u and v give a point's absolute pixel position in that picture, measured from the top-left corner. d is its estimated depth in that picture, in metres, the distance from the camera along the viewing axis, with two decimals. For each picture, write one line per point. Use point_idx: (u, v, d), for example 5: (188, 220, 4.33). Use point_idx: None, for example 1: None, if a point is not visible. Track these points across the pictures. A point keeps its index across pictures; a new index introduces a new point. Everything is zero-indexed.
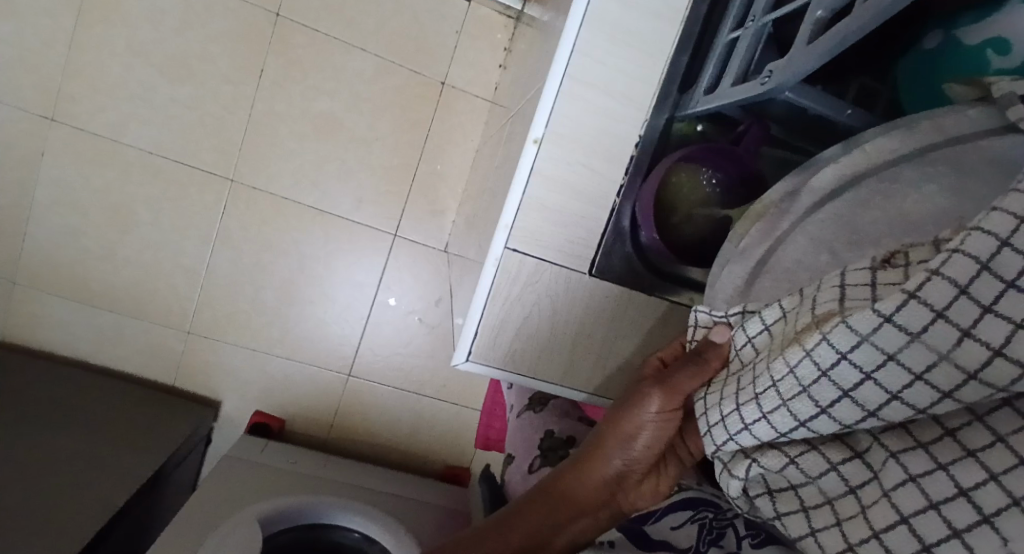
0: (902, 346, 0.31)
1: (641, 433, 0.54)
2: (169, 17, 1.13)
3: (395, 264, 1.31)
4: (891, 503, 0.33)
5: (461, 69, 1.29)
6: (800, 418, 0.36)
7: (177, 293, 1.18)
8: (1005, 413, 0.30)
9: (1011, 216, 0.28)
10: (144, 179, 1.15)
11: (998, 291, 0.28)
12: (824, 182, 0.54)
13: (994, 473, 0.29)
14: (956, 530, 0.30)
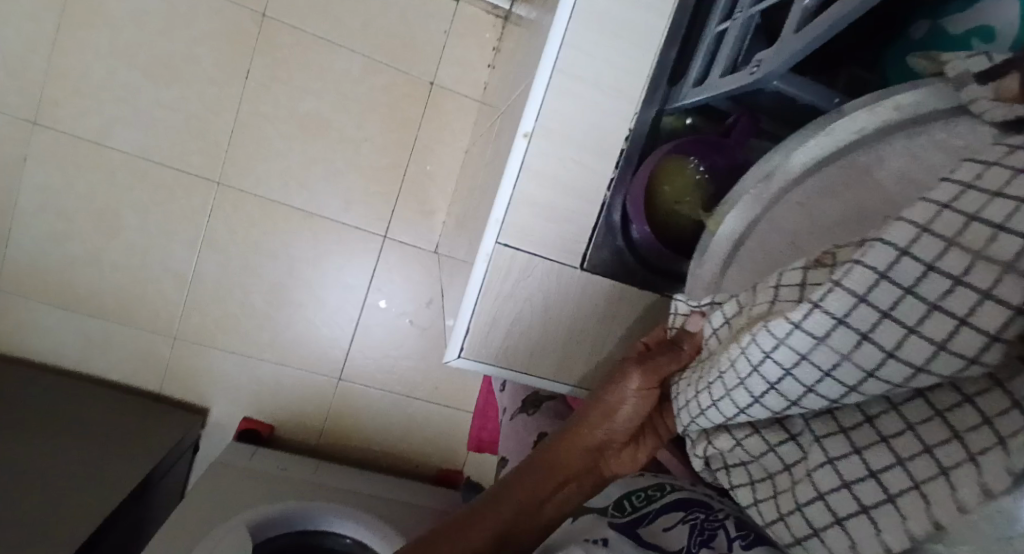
0: (825, 331, 0.26)
1: (618, 411, 0.42)
2: (152, 19, 1.12)
3: (385, 266, 1.27)
4: (813, 488, 0.28)
5: (449, 69, 1.24)
6: (732, 409, 0.31)
7: (167, 297, 1.20)
8: (917, 412, 0.26)
9: (913, 227, 0.25)
10: (133, 183, 1.16)
11: (897, 296, 0.25)
12: (794, 168, 0.41)
13: (915, 480, 0.25)
14: (864, 506, 0.26)
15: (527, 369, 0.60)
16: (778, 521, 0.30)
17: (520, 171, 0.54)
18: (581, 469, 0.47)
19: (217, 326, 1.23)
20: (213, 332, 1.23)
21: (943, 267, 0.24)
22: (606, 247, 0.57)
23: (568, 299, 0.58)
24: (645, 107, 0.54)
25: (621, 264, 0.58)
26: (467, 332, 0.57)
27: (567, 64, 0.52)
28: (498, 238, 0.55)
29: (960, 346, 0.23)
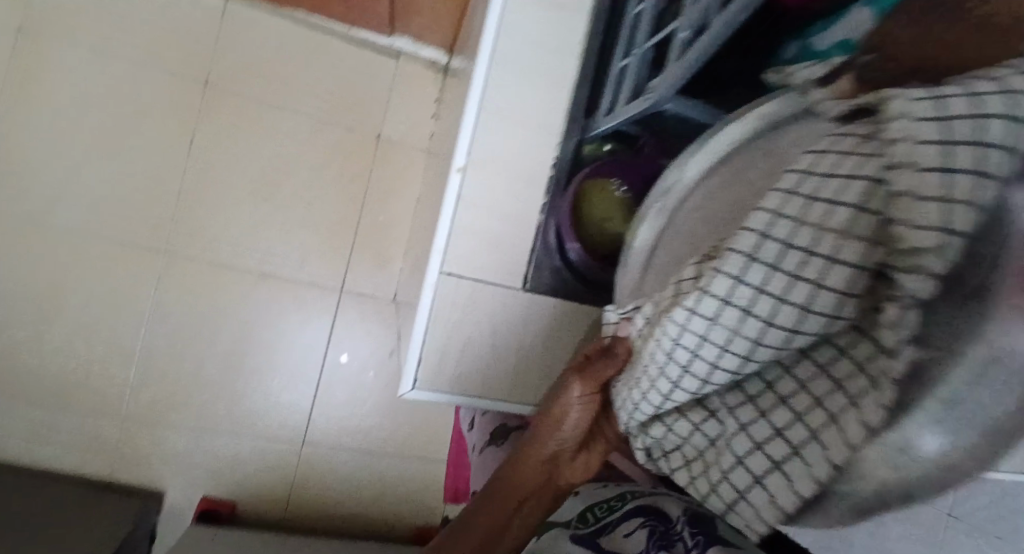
0: (713, 310, 0.28)
1: (563, 425, 0.39)
2: (90, 96, 1.12)
3: (344, 320, 1.25)
4: (736, 460, 0.29)
5: (395, 122, 1.26)
6: (657, 399, 0.32)
7: (114, 375, 1.15)
8: (806, 369, 0.27)
9: (767, 215, 0.27)
10: (76, 259, 1.13)
11: (769, 267, 0.26)
12: (685, 180, 0.38)
13: (814, 431, 0.26)
14: (778, 462, 0.27)
15: (481, 394, 0.58)
16: (714, 498, 0.30)
17: (457, 204, 0.54)
18: (535, 492, 0.41)
19: (171, 400, 1.17)
20: (166, 406, 1.17)
21: (803, 234, 0.26)
22: (545, 266, 0.57)
23: (519, 323, 0.57)
24: (567, 138, 0.55)
25: (563, 284, 0.57)
26: (420, 362, 0.55)
27: (490, 102, 0.53)
28: (442, 267, 0.54)
29: (821, 305, 0.25)
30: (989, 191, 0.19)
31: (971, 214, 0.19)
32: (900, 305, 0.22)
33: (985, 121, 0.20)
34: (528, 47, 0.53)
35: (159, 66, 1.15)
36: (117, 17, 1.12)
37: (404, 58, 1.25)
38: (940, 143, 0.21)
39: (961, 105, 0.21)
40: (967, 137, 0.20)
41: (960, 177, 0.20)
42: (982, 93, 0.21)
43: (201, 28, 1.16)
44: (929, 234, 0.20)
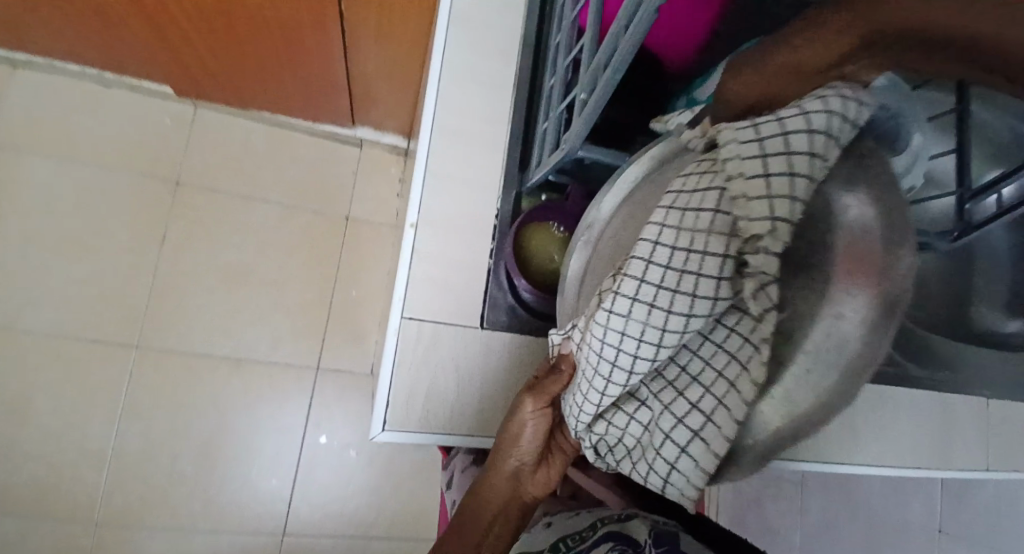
0: (627, 307, 0.30)
1: (519, 447, 0.41)
2: (65, 205, 1.17)
3: (321, 399, 1.25)
4: (664, 442, 0.31)
5: (362, 203, 1.33)
6: (596, 400, 0.33)
7: (84, 480, 1.11)
8: (706, 345, 0.30)
9: (662, 218, 0.30)
10: (47, 363, 1.12)
11: (666, 260, 0.29)
12: (601, 217, 0.42)
13: (720, 398, 0.28)
14: (696, 433, 0.29)
15: (453, 433, 0.52)
16: (650, 482, 0.32)
17: (411, 255, 0.54)
18: (501, 509, 0.43)
19: (143, 502, 1.13)
20: (138, 509, 1.12)
21: (692, 230, 0.28)
22: (500, 307, 0.54)
23: (486, 363, 0.53)
24: (505, 195, 0.57)
25: (521, 326, 0.54)
26: (387, 404, 0.50)
27: (435, 164, 0.56)
28: (404, 312, 0.52)
29: (703, 288, 0.28)
30: (801, 187, 0.26)
31: (794, 202, 0.25)
32: (760, 277, 0.26)
33: (788, 138, 0.26)
34: (466, 111, 0.58)
35: (132, 172, 1.21)
36: (91, 132, 1.20)
37: (366, 145, 1.35)
38: (760, 156, 0.27)
39: (770, 128, 0.27)
40: (778, 150, 0.26)
41: (777, 180, 0.26)
42: (784, 116, 0.27)
43: (171, 135, 1.24)
44: (769, 220, 0.26)
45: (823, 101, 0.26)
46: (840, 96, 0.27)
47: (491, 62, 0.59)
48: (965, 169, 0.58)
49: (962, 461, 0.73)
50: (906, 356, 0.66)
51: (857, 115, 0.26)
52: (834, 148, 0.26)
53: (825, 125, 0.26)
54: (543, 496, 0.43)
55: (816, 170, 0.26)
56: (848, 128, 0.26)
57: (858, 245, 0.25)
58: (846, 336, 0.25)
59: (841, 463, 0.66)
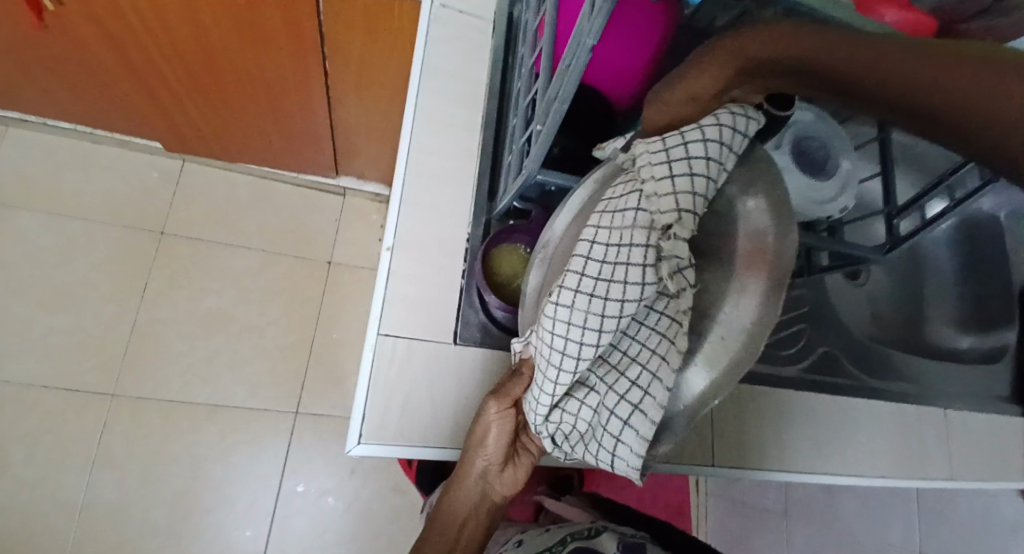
0: (571, 299, 0.32)
1: (485, 445, 0.43)
2: (48, 255, 1.19)
3: (301, 444, 1.23)
4: (614, 419, 0.33)
5: (344, 248, 1.37)
6: (550, 390, 0.35)
7: (49, 537, 1.06)
8: (642, 329, 0.33)
9: (595, 217, 0.33)
10: (17, 415, 1.10)
11: (600, 253, 0.32)
12: (555, 235, 0.42)
13: (656, 372, 0.32)
14: (638, 406, 0.32)
15: (428, 445, 0.53)
16: (601, 459, 0.35)
17: (388, 278, 0.57)
18: (475, 505, 0.47)
19: None
20: None
21: (622, 227, 0.32)
22: (472, 324, 0.57)
23: (460, 376, 0.56)
24: (476, 223, 0.61)
25: (492, 340, 0.57)
26: (363, 415, 0.52)
27: (410, 196, 0.60)
28: (379, 329, 0.55)
29: (633, 276, 0.31)
30: (701, 184, 0.31)
31: (696, 197, 0.31)
32: (675, 261, 0.31)
33: (688, 146, 0.32)
34: (439, 147, 0.63)
35: (117, 222, 1.24)
36: (79, 185, 1.23)
37: (349, 195, 1.40)
38: (666, 162, 0.32)
39: (673, 140, 0.33)
40: (681, 156, 0.32)
41: (680, 180, 0.31)
42: (683, 131, 0.33)
43: (158, 187, 1.28)
44: (677, 211, 0.30)
45: (715, 117, 0.33)
46: (732, 113, 0.33)
47: (462, 103, 0.65)
48: (889, 189, 0.65)
49: (929, 473, 0.75)
50: (860, 370, 0.74)
51: (747, 126, 0.33)
52: (729, 154, 0.32)
53: (717, 135, 0.32)
54: (514, 490, 0.46)
55: (716, 170, 0.32)
56: (738, 137, 0.33)
57: (756, 227, 0.32)
58: (746, 302, 0.31)
59: (809, 475, 0.68)
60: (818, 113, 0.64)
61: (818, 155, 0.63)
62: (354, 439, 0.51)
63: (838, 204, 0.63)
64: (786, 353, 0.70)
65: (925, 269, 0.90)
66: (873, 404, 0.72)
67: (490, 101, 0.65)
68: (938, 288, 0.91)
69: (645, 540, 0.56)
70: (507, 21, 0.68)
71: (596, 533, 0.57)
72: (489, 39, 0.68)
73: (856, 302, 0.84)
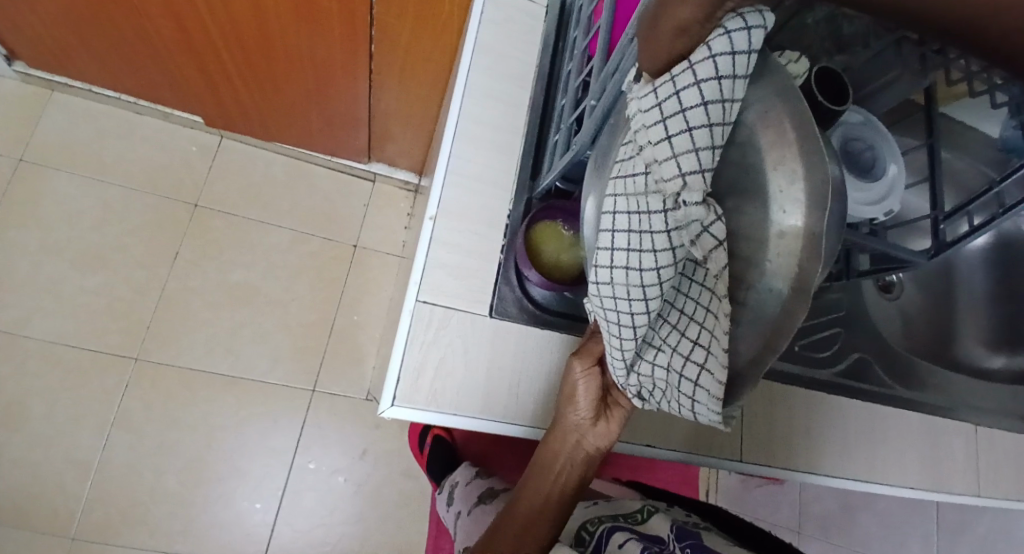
0: (609, 275, 0.33)
1: (576, 400, 0.46)
2: (86, 217, 1.21)
3: (315, 422, 1.23)
4: (686, 377, 0.32)
5: (371, 232, 1.37)
6: (618, 358, 0.36)
7: (66, 491, 1.08)
8: (693, 285, 0.32)
9: (613, 187, 0.32)
10: (45, 369, 1.13)
11: (625, 223, 0.31)
12: (588, 192, 0.40)
13: (718, 330, 0.29)
14: (704, 363, 0.31)
15: (458, 412, 0.54)
16: (682, 417, 0.34)
17: (429, 244, 0.58)
18: (566, 462, 0.48)
19: (121, 519, 1.09)
20: (115, 526, 1.09)
21: (640, 195, 0.31)
22: (508, 300, 0.58)
23: (492, 343, 0.57)
24: (517, 200, 0.61)
25: (524, 315, 0.58)
26: (398, 378, 0.53)
27: (456, 166, 0.61)
28: (418, 296, 0.56)
29: (659, 243, 0.30)
30: (705, 136, 0.28)
31: (698, 153, 0.28)
32: (694, 226, 0.29)
33: (680, 96, 0.28)
34: (486, 124, 0.63)
35: (152, 190, 1.26)
36: (119, 153, 1.26)
37: (379, 180, 1.40)
38: (661, 121, 0.29)
39: (665, 89, 0.29)
40: (675, 110, 0.28)
41: (679, 140, 0.28)
42: (674, 74, 0.28)
43: (196, 159, 1.30)
44: (679, 177, 0.28)
45: (707, 46, 0.27)
46: (728, 33, 0.26)
47: (511, 81, 0.65)
48: (937, 193, 0.63)
49: (954, 490, 0.74)
50: (893, 377, 0.72)
51: (749, 41, 0.26)
52: (732, 85, 0.27)
53: (712, 69, 0.27)
54: (605, 447, 0.47)
55: (720, 112, 0.28)
56: (740, 60, 0.27)
57: (784, 159, 0.26)
58: (791, 239, 0.25)
59: (837, 476, 0.67)
60: (867, 117, 0.64)
61: (865, 157, 0.62)
62: (390, 399, 0.52)
63: (884, 205, 0.61)
64: (822, 356, 0.68)
65: (957, 284, 0.89)
66: (905, 413, 0.72)
67: (537, 82, 0.66)
68: (972, 307, 0.88)
69: (700, 530, 0.54)
70: (559, 4, 0.68)
71: (648, 515, 0.57)
72: (541, 21, 0.68)
73: (887, 312, 0.83)
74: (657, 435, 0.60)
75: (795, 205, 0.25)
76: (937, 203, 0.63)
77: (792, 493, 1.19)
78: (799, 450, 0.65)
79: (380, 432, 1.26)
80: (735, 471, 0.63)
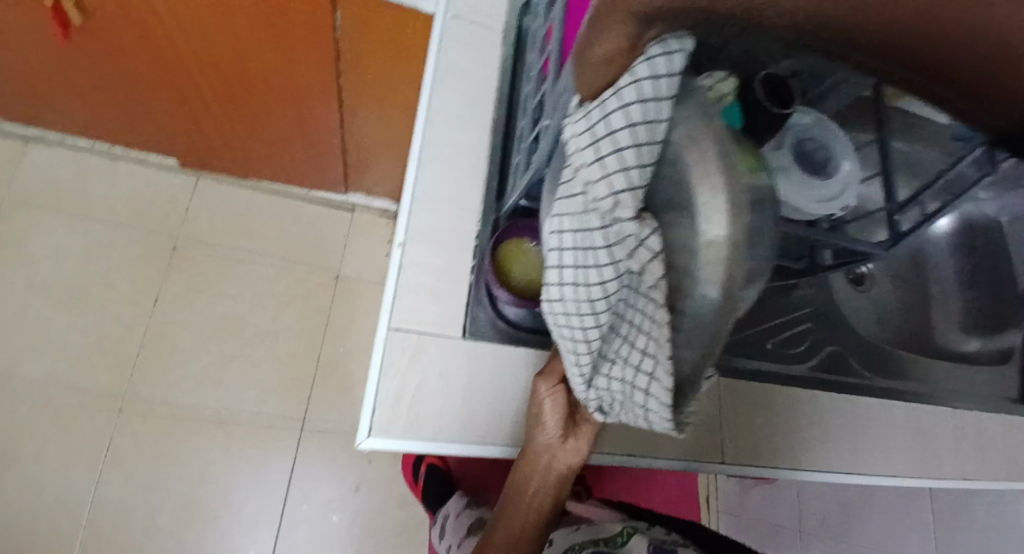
0: (560, 292, 0.34)
1: (545, 420, 0.46)
2: (65, 260, 1.20)
3: (306, 456, 1.21)
4: (639, 386, 0.32)
5: (353, 261, 1.37)
6: (576, 372, 0.36)
7: (53, 544, 1.05)
8: (638, 297, 0.32)
9: (558, 208, 0.33)
10: (28, 416, 1.10)
11: (569, 242, 0.33)
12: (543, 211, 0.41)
13: (664, 337, 0.30)
14: (653, 372, 0.31)
15: (438, 437, 0.54)
16: (641, 426, 0.35)
17: (400, 269, 0.58)
18: (540, 481, 0.49)
19: None
20: None
21: (580, 214, 0.32)
22: (482, 320, 0.59)
23: (469, 364, 0.57)
24: (484, 220, 0.62)
25: (498, 334, 0.59)
26: (375, 407, 0.53)
27: (423, 191, 0.61)
28: (391, 322, 0.56)
29: (601, 259, 0.31)
30: (633, 155, 0.29)
31: (628, 172, 0.29)
32: (631, 241, 0.30)
33: (609, 119, 0.29)
34: (450, 147, 0.64)
35: (130, 233, 1.26)
36: (95, 195, 1.25)
37: (358, 210, 1.41)
38: (592, 144, 0.30)
39: (594, 114, 0.30)
40: (604, 132, 0.30)
41: (609, 160, 0.29)
42: (603, 99, 0.30)
43: (174, 197, 1.29)
44: (612, 195, 0.30)
45: (631, 72, 0.28)
46: (650, 59, 0.28)
47: (474, 103, 0.66)
48: (890, 186, 0.65)
49: (941, 476, 0.74)
50: (865, 367, 0.75)
51: (670, 66, 0.28)
52: (656, 107, 0.29)
53: (636, 94, 0.28)
54: (578, 462, 0.48)
55: (645, 133, 0.29)
56: (662, 83, 0.28)
57: (706, 177, 0.29)
58: (716, 248, 0.28)
59: (823, 473, 0.67)
60: (819, 117, 0.65)
61: (818, 157, 0.64)
62: (368, 431, 0.52)
63: (836, 203, 0.63)
64: (792, 352, 0.71)
65: (929, 274, 0.91)
66: (886, 403, 0.72)
67: (499, 106, 0.67)
68: (942, 294, 0.90)
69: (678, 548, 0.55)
70: (516, 28, 0.69)
71: (627, 537, 0.57)
72: (500, 42, 0.68)
73: (862, 306, 0.84)
74: (642, 445, 0.60)
75: (717, 215, 0.28)
76: (891, 197, 0.64)
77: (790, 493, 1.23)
78: (782, 448, 0.66)
79: (374, 463, 1.24)
80: (723, 473, 0.63)
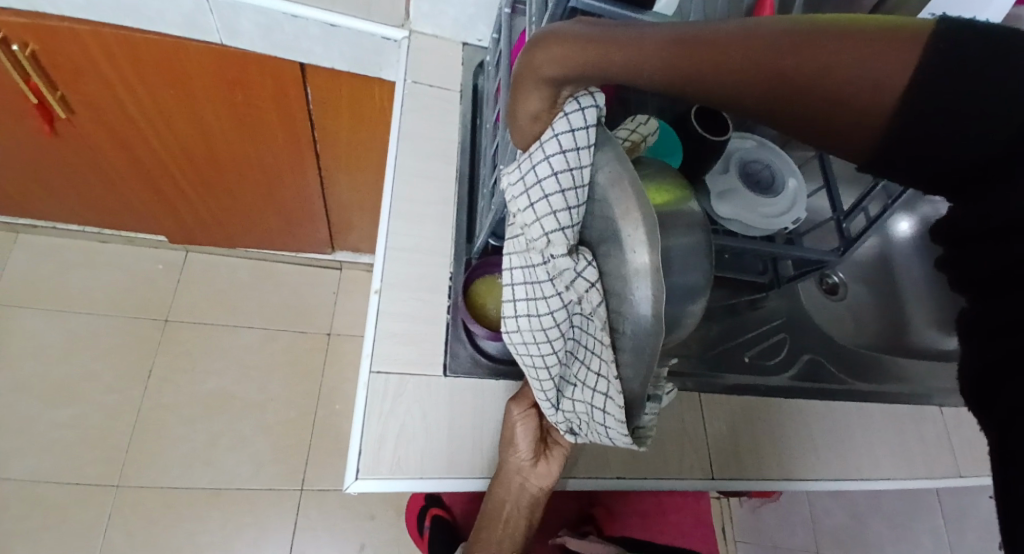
0: (516, 324, 0.37)
1: (517, 442, 0.52)
2: (53, 351, 1.22)
3: (306, 522, 1.18)
4: (599, 405, 0.35)
5: (343, 318, 1.40)
6: (544, 395, 0.40)
7: None
8: (587, 323, 0.35)
9: (508, 248, 0.38)
10: (19, 513, 1.08)
11: (519, 278, 0.36)
12: None
13: (612, 360, 0.33)
14: (607, 391, 0.34)
15: (424, 474, 0.55)
16: (607, 442, 0.38)
17: (378, 316, 0.60)
18: (516, 500, 0.55)
19: None
20: None
21: (526, 252, 0.36)
22: (462, 356, 0.60)
23: (451, 401, 0.58)
24: (457, 263, 0.65)
25: (478, 368, 0.60)
26: (360, 450, 0.54)
27: (396, 243, 0.65)
28: (372, 367, 0.58)
29: (547, 292, 0.35)
30: (560, 200, 0.32)
31: (557, 215, 0.33)
32: (569, 274, 0.33)
33: (536, 170, 0.33)
34: (417, 202, 0.68)
35: (121, 314, 1.28)
36: (85, 283, 1.28)
37: (345, 267, 1.45)
38: (526, 192, 0.34)
39: (525, 167, 0.34)
40: (534, 182, 0.33)
41: (539, 206, 0.33)
42: (531, 153, 0.34)
43: (161, 278, 1.33)
44: (545, 236, 0.33)
45: (552, 127, 0.32)
46: (566, 115, 0.32)
47: (437, 160, 0.71)
48: (834, 198, 0.69)
49: (936, 474, 0.74)
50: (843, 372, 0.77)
51: (585, 119, 0.32)
52: (576, 154, 0.32)
53: (557, 146, 0.32)
54: (548, 484, 0.54)
55: (570, 178, 0.32)
56: (579, 135, 0.32)
57: (628, 211, 0.29)
58: (644, 276, 0.28)
59: (816, 481, 0.67)
60: (761, 140, 0.71)
61: (764, 175, 0.68)
62: (354, 474, 0.53)
63: (788, 216, 0.66)
64: (768, 363, 0.74)
65: (895, 277, 0.94)
66: (866, 406, 0.74)
67: (461, 159, 0.71)
68: (912, 293, 0.93)
69: None
70: (472, 88, 0.75)
71: None
72: (457, 104, 0.74)
73: (836, 313, 0.87)
74: (627, 465, 0.61)
75: (641, 245, 0.28)
76: (836, 206, 0.68)
77: (802, 510, 1.20)
78: (770, 459, 0.66)
79: (376, 522, 1.21)
80: (710, 490, 0.63)
